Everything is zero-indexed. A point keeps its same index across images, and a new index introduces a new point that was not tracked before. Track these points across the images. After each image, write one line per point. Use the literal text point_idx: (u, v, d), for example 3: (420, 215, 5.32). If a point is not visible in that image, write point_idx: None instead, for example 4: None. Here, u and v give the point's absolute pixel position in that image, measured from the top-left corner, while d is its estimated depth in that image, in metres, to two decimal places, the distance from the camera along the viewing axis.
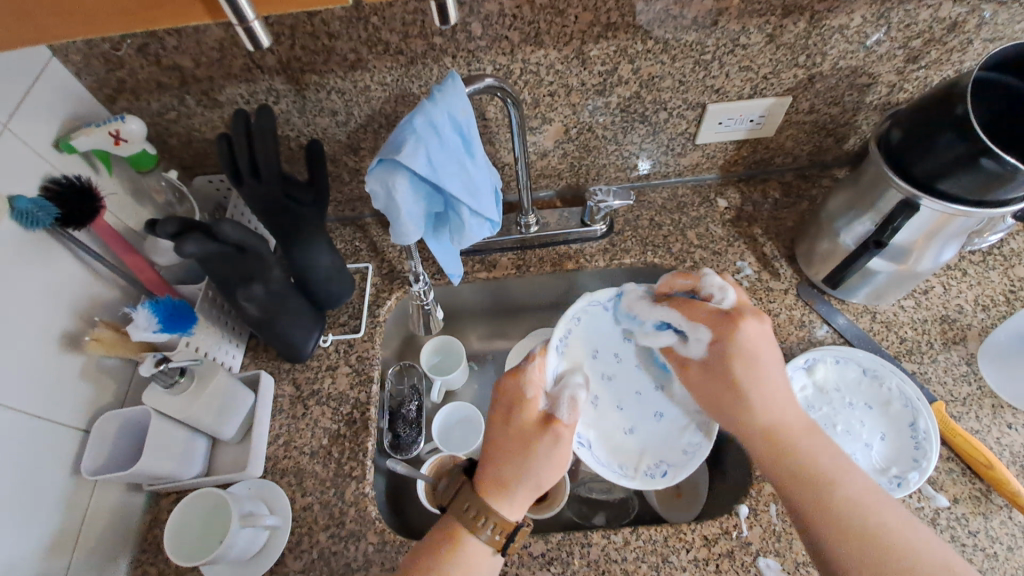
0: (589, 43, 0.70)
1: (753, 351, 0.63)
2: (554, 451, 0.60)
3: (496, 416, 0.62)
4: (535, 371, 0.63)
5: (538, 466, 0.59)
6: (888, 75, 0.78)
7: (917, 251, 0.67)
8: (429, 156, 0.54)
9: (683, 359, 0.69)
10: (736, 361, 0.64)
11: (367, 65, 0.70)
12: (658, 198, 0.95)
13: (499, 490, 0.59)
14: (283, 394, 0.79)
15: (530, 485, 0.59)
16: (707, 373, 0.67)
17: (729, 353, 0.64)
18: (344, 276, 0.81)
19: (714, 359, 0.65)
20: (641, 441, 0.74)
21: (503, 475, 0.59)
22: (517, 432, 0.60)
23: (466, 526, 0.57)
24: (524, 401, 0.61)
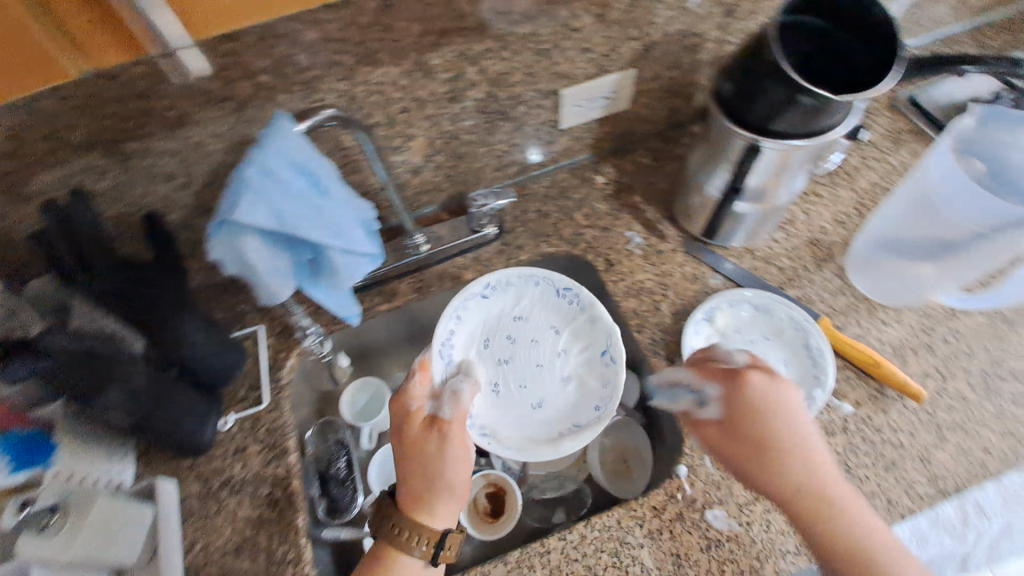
0: (426, 53, 0.68)
1: (741, 416, 0.61)
2: (450, 450, 0.62)
3: (393, 442, 0.64)
4: (414, 388, 0.66)
5: (443, 468, 0.61)
6: (714, 32, 0.83)
7: (771, 189, 0.73)
8: (275, 208, 0.50)
9: (694, 420, 0.64)
10: (745, 428, 0.60)
11: (193, 120, 0.64)
12: (540, 188, 0.96)
13: (418, 502, 0.60)
14: (190, 495, 0.73)
15: (445, 486, 0.61)
16: (727, 434, 0.61)
17: (730, 416, 0.61)
18: (231, 347, 0.76)
19: (726, 420, 0.61)
20: (553, 409, 0.79)
21: (417, 489, 0.60)
22: (412, 449, 0.62)
23: (398, 547, 0.57)
24: (410, 418, 0.64)
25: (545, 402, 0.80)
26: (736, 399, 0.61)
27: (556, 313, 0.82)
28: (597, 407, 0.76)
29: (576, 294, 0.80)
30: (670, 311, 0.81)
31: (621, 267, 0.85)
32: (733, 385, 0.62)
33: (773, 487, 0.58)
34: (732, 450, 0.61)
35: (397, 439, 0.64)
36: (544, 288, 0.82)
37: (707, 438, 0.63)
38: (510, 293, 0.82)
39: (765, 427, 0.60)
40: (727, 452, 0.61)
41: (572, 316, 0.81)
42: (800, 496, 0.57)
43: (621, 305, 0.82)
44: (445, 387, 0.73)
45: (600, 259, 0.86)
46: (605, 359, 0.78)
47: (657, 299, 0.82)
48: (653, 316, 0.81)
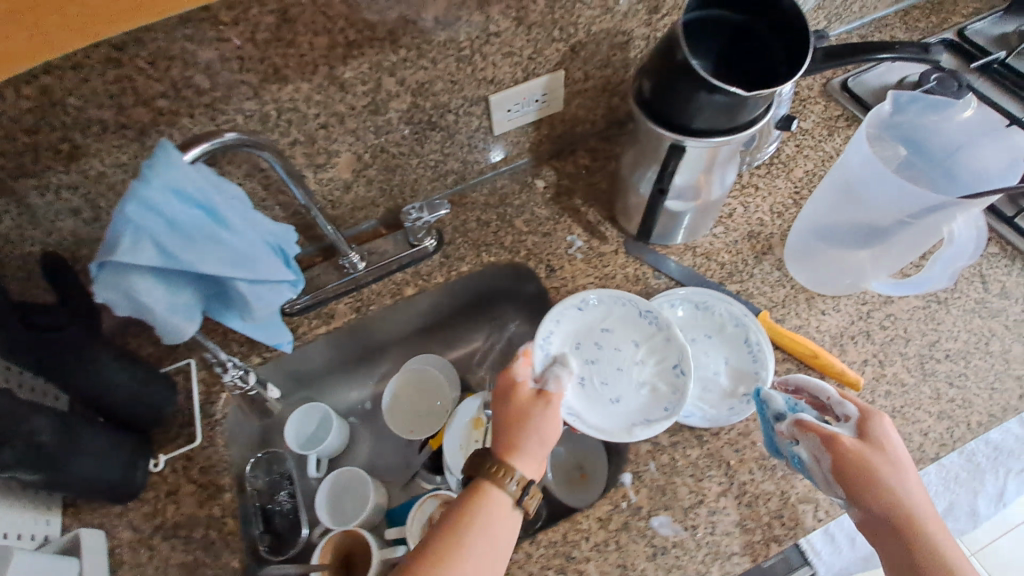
0: (337, 66, 0.66)
1: (884, 433, 0.59)
2: (548, 417, 0.64)
3: (496, 404, 0.66)
4: (518, 365, 0.68)
5: (538, 427, 0.63)
6: (640, 29, 0.82)
7: (703, 185, 0.73)
8: (159, 244, 0.47)
9: (833, 433, 0.60)
10: (885, 444, 0.59)
11: (91, 151, 0.61)
12: (480, 196, 0.93)
13: (516, 451, 0.61)
14: (122, 541, 0.69)
15: (538, 442, 0.62)
16: (862, 447, 0.59)
17: (875, 436, 0.59)
18: (156, 382, 0.71)
19: (868, 438, 0.59)
20: (627, 411, 0.71)
21: (514, 438, 0.62)
22: (517, 408, 0.64)
23: (490, 481, 0.59)
24: (516, 384, 0.66)
25: (624, 400, 0.72)
26: (878, 425, 0.60)
27: (636, 329, 0.76)
28: (666, 407, 0.70)
29: (657, 312, 0.75)
30: None
31: (563, 272, 0.84)
32: (884, 416, 0.61)
33: (884, 502, 0.56)
34: (859, 465, 0.57)
35: (500, 403, 0.66)
36: (628, 308, 0.77)
37: (849, 451, 0.58)
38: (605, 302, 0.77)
39: (888, 448, 0.58)
40: (853, 465, 0.58)
41: (650, 335, 0.75)
42: (904, 515, 0.55)
43: None
44: (546, 372, 0.70)
45: (541, 266, 0.85)
46: (675, 370, 0.72)
47: None
48: None
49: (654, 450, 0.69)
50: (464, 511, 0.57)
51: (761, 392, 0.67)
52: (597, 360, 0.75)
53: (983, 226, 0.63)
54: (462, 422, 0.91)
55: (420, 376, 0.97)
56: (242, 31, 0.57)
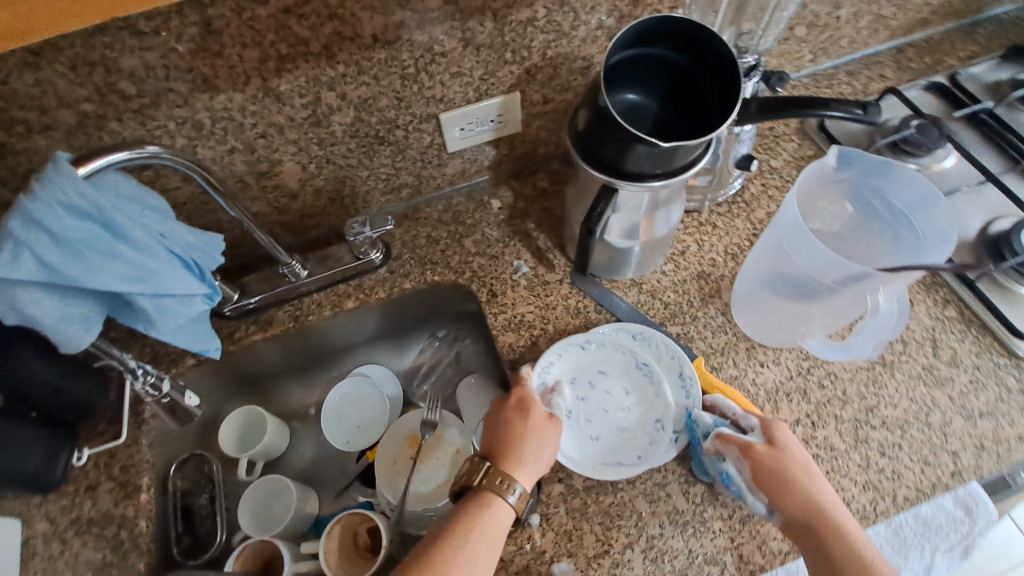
0: (271, 78, 0.65)
1: (788, 438, 0.64)
2: (550, 436, 0.66)
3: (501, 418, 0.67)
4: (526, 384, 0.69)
5: (542, 446, 0.64)
6: (601, 55, 0.80)
7: (644, 227, 0.71)
8: (41, 259, 0.47)
9: (750, 442, 0.63)
10: (791, 448, 0.63)
11: (16, 149, 0.61)
12: (433, 212, 0.92)
13: (520, 467, 0.63)
14: (35, 534, 0.69)
15: (539, 460, 0.64)
16: (774, 453, 0.63)
17: (781, 441, 0.64)
18: (82, 377, 0.72)
19: (776, 443, 0.63)
20: (602, 451, 0.69)
21: (518, 454, 0.63)
22: (523, 426, 0.65)
23: (496, 493, 0.61)
24: (525, 401, 0.68)
25: (603, 440, 0.70)
26: (781, 430, 0.64)
27: (630, 377, 0.73)
28: (639, 456, 0.68)
29: (654, 365, 0.73)
30: (547, 347, 0.78)
31: (504, 298, 0.82)
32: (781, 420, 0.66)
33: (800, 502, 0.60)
34: (774, 469, 0.62)
35: (507, 416, 0.67)
36: (627, 356, 0.74)
37: (763, 459, 0.62)
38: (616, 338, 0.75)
39: (796, 452, 0.63)
40: (770, 471, 0.62)
41: (643, 386, 0.73)
42: (819, 511, 0.60)
43: (499, 339, 0.79)
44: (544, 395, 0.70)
45: (484, 289, 0.83)
46: (657, 424, 0.70)
47: (536, 334, 0.79)
48: (529, 352, 0.78)
49: (567, 492, 0.67)
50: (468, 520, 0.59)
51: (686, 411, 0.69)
52: (585, 398, 0.73)
53: (905, 294, 0.66)
54: (397, 438, 0.90)
55: (361, 388, 0.95)
56: (165, 41, 0.57)
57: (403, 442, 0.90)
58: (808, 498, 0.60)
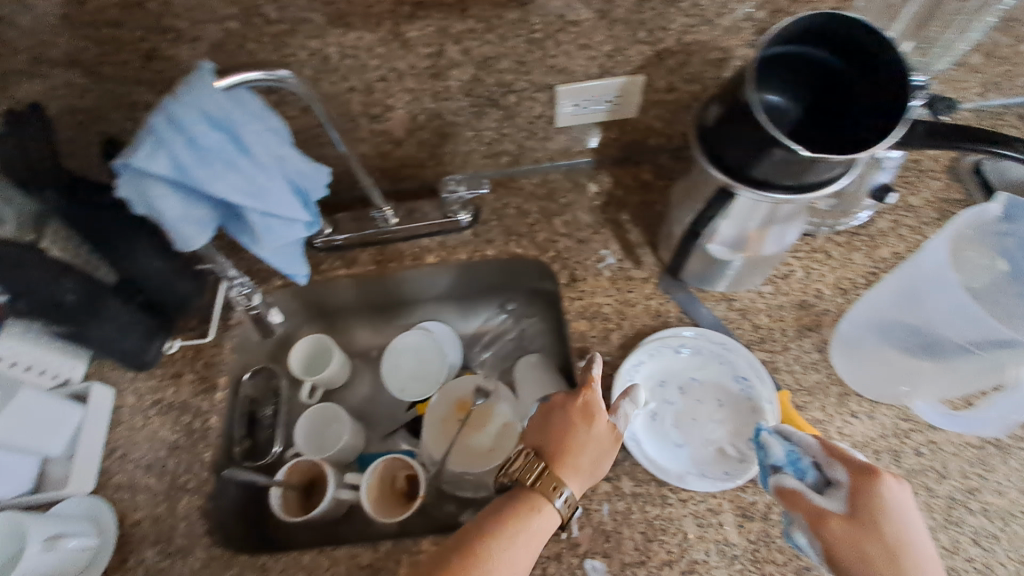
0: (403, 24, 0.65)
1: (882, 511, 0.53)
2: (608, 449, 0.61)
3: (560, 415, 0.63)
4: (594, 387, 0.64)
5: (597, 457, 0.61)
6: (742, 50, 0.74)
7: (754, 241, 0.66)
8: (176, 159, 0.49)
9: (821, 511, 0.55)
10: (881, 526, 0.53)
11: (165, 55, 0.65)
12: (528, 184, 0.91)
13: (574, 475, 0.59)
14: (124, 405, 0.77)
15: (592, 471, 0.61)
16: (853, 528, 0.53)
17: (869, 514, 0.53)
18: (186, 277, 0.78)
19: (861, 519, 0.54)
20: (684, 460, 0.67)
21: (572, 460, 0.60)
22: (581, 432, 0.61)
23: (545, 497, 0.58)
24: (590, 405, 0.63)
25: (687, 449, 0.68)
26: (872, 502, 0.54)
27: (723, 390, 0.70)
28: (726, 473, 0.65)
29: (755, 383, 0.68)
30: (619, 343, 0.75)
31: (584, 285, 0.80)
32: (881, 483, 0.54)
33: None
34: (848, 552, 0.53)
35: (568, 416, 0.63)
36: (723, 367, 0.71)
37: (836, 536, 0.53)
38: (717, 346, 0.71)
39: (886, 531, 0.53)
40: (843, 552, 0.53)
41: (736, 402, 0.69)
42: None
43: (571, 325, 0.78)
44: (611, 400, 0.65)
45: (564, 272, 0.82)
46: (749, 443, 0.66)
47: (610, 327, 0.77)
48: (600, 344, 0.76)
49: (614, 493, 0.65)
50: (513, 520, 0.57)
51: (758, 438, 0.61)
52: (672, 403, 0.71)
53: None
54: (447, 399, 0.91)
55: (421, 342, 0.96)
56: None
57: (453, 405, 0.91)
58: None
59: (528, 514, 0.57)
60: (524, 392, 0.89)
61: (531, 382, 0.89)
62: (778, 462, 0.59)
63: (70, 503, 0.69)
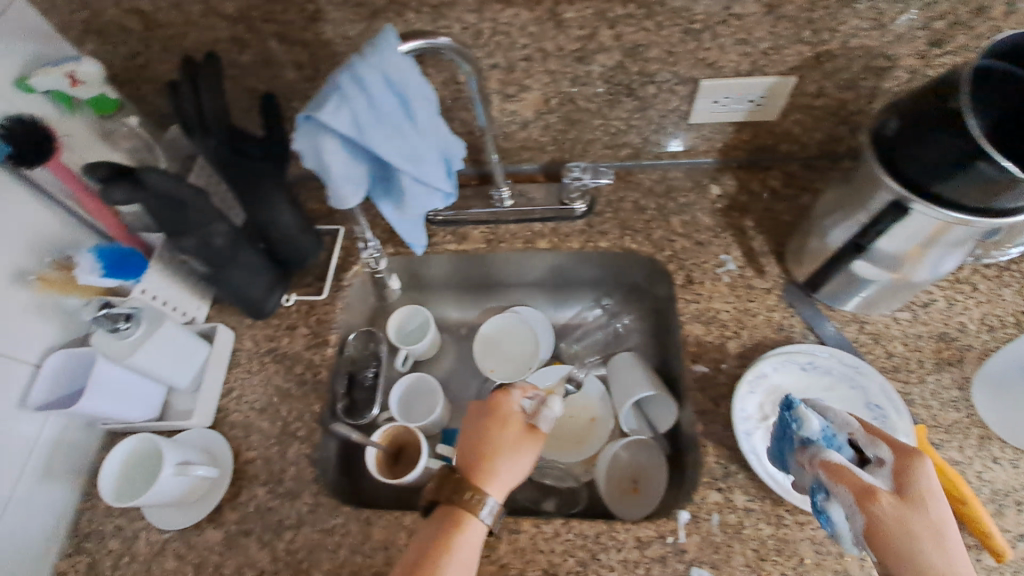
0: (563, 4, 0.65)
1: (932, 494, 0.50)
2: (519, 460, 0.65)
3: (478, 425, 0.67)
4: (513, 397, 0.68)
5: (512, 467, 0.64)
6: (909, 59, 0.69)
7: (910, 260, 0.62)
8: (356, 117, 0.51)
9: (869, 485, 0.51)
10: (931, 509, 0.49)
11: (327, 17, 0.66)
12: (646, 179, 0.88)
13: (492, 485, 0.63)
14: (241, 348, 0.80)
15: (501, 479, 0.64)
16: (901, 504, 0.50)
17: (918, 494, 0.50)
18: (307, 235, 0.80)
19: (911, 500, 0.50)
20: None
21: (494, 468, 0.64)
22: (501, 440, 0.65)
23: (468, 510, 0.61)
24: (507, 416, 0.67)
25: None
26: (920, 483, 0.51)
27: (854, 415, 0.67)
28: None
29: (892, 415, 0.65)
30: (736, 352, 0.73)
31: (701, 288, 0.78)
32: (927, 464, 0.52)
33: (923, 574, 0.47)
34: (898, 530, 0.48)
35: (482, 427, 0.67)
36: (855, 392, 0.67)
37: (885, 513, 0.49)
38: (848, 368, 0.68)
39: (935, 512, 0.49)
40: (891, 529, 0.48)
41: None
42: None
43: (685, 328, 0.76)
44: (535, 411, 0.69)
45: (681, 273, 0.80)
46: None
47: (727, 335, 0.74)
48: (715, 351, 0.73)
49: (725, 505, 0.64)
50: (449, 537, 0.59)
51: (792, 409, 0.59)
52: None
53: None
54: (536, 385, 0.90)
55: (514, 324, 0.96)
56: None
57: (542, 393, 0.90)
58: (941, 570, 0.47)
59: (457, 529, 0.60)
60: (617, 387, 0.87)
61: (624, 378, 0.86)
62: (814, 436, 0.57)
63: (190, 434, 0.73)
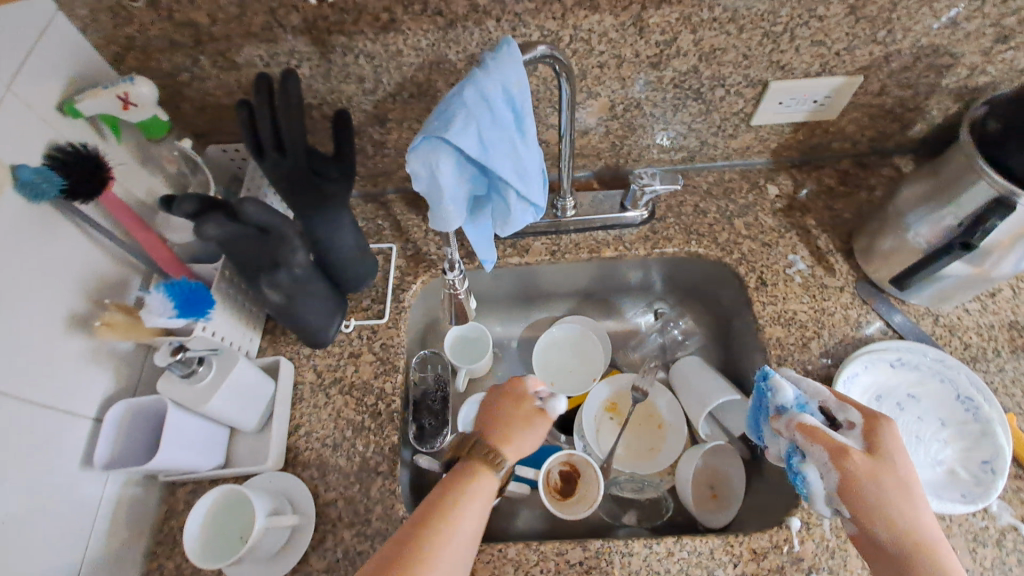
0: (649, 9, 0.63)
1: (895, 450, 0.54)
2: (534, 432, 0.64)
3: (494, 396, 0.68)
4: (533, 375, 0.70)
5: (527, 436, 0.63)
6: (972, 56, 0.71)
7: (999, 252, 0.63)
8: (480, 134, 0.48)
9: (843, 444, 0.54)
10: (897, 463, 0.53)
11: (401, 26, 0.63)
12: (703, 182, 0.88)
13: (508, 447, 0.62)
14: (303, 381, 0.75)
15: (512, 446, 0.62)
16: (871, 461, 0.53)
17: (884, 451, 0.54)
18: (366, 255, 0.75)
19: (879, 457, 0.54)
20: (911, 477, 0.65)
21: (507, 435, 0.62)
22: (519, 410, 0.65)
23: (484, 468, 0.59)
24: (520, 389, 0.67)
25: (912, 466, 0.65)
26: (889, 443, 0.54)
27: (946, 409, 0.68)
28: (961, 495, 0.62)
29: (982, 405, 0.66)
30: (820, 352, 0.73)
31: (775, 290, 0.78)
32: (892, 424, 0.55)
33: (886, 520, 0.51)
34: (868, 484, 0.52)
35: (499, 397, 0.67)
36: (944, 386, 0.68)
37: (858, 468, 0.53)
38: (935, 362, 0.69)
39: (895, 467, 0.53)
40: (862, 484, 0.52)
41: (963, 423, 0.66)
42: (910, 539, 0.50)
43: (765, 330, 0.76)
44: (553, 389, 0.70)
45: (752, 275, 0.80)
46: (983, 466, 0.63)
47: (808, 335, 0.74)
48: (799, 353, 0.73)
49: None
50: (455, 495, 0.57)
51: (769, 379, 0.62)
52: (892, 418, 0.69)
53: None
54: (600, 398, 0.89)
55: (572, 333, 0.93)
56: None
57: (607, 406, 0.89)
58: (900, 518, 0.51)
59: (468, 486, 0.58)
60: (686, 394, 0.85)
61: (693, 385, 0.84)
62: (788, 404, 0.60)
63: (263, 479, 0.67)
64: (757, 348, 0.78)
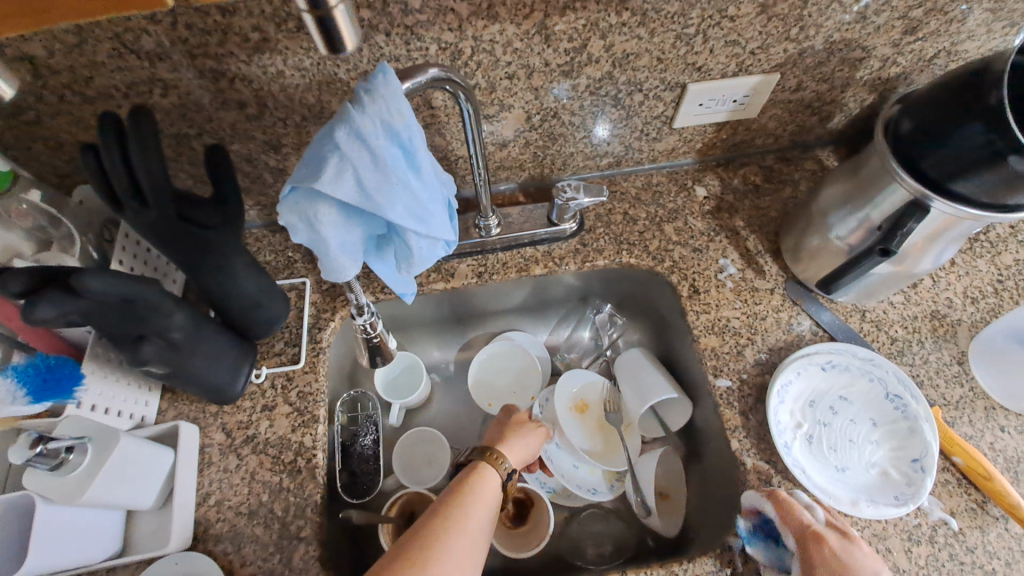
0: (553, 16, 0.58)
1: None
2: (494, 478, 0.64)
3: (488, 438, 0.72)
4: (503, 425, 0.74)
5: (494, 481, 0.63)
6: (883, 49, 0.70)
7: (915, 253, 0.62)
8: (359, 180, 0.43)
9: None
10: None
11: (277, 46, 0.55)
12: (631, 188, 0.85)
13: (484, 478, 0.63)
14: (211, 443, 0.68)
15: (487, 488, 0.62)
16: None
17: None
18: (275, 299, 0.67)
19: None
20: (852, 485, 0.65)
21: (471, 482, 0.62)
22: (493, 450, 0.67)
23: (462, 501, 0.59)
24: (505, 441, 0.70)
25: (851, 473, 0.65)
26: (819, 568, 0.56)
27: (876, 408, 0.68)
28: (895, 497, 0.63)
29: (909, 402, 0.66)
30: (754, 360, 0.72)
31: (707, 297, 0.76)
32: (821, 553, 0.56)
33: None
34: None
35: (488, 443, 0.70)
36: (872, 385, 0.69)
37: None
38: (861, 365, 0.69)
39: None
40: None
41: (892, 420, 0.67)
42: None
43: (700, 341, 0.74)
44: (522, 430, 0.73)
45: (685, 283, 0.77)
46: (914, 465, 0.64)
47: (742, 342, 0.73)
48: (734, 362, 0.72)
49: None
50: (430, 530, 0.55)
51: None
52: (827, 424, 0.68)
53: None
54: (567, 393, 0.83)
55: (510, 353, 0.89)
56: None
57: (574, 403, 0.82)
58: None
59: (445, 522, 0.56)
60: (628, 392, 0.80)
61: (633, 385, 0.80)
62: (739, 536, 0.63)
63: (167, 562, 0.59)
64: (693, 359, 0.76)
